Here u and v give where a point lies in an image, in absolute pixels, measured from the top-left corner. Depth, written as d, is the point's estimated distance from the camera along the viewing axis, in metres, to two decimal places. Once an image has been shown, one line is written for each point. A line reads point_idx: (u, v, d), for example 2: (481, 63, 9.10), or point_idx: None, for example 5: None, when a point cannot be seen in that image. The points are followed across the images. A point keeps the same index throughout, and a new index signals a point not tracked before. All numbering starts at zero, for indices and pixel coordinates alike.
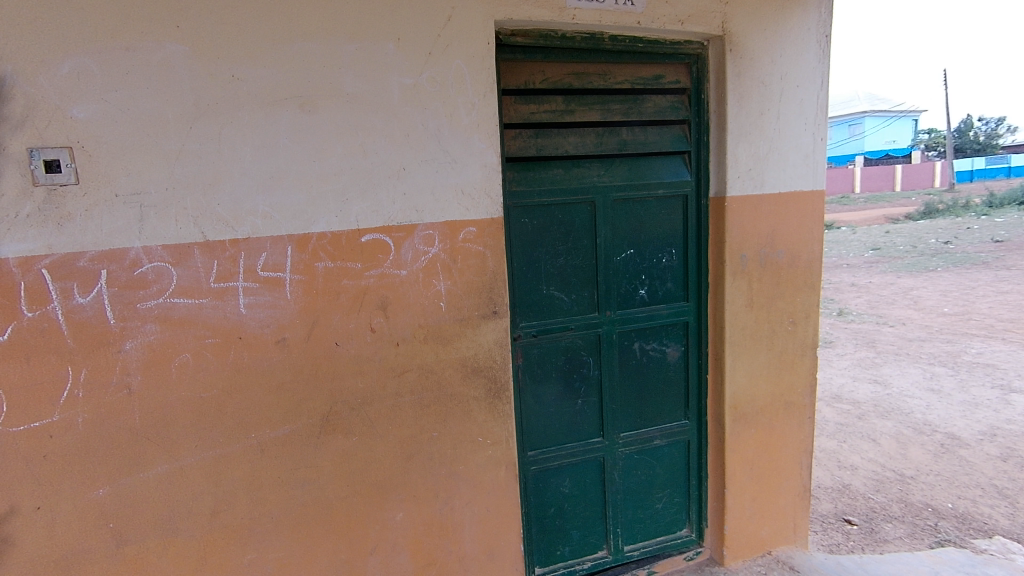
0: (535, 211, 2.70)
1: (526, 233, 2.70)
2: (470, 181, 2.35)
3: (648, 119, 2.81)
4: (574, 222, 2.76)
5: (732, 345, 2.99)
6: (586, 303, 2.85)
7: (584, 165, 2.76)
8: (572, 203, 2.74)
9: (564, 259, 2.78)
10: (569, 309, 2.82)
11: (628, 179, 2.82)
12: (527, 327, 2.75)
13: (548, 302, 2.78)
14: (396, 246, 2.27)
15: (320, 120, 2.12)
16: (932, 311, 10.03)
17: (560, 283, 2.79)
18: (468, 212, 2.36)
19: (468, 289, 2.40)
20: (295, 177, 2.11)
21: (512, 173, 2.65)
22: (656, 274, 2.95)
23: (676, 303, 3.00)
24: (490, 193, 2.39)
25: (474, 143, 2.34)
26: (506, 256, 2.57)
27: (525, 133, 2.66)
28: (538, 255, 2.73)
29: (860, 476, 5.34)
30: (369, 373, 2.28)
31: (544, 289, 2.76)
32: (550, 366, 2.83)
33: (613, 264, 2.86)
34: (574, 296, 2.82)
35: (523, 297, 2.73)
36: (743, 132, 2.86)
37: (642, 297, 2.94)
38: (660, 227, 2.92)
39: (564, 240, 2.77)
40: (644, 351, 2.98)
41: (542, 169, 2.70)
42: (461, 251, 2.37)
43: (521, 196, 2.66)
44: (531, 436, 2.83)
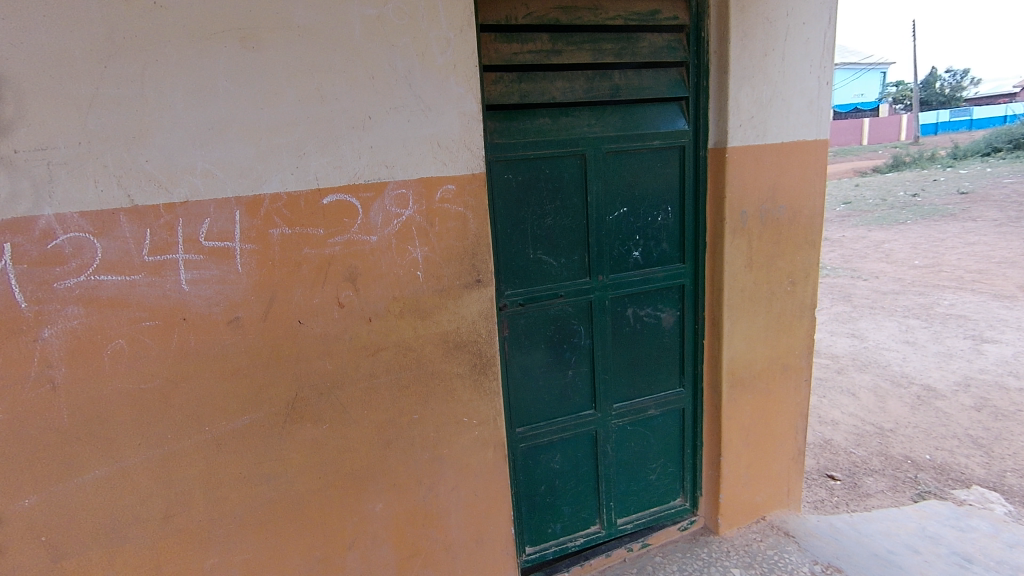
0: (519, 166, 2.42)
1: (510, 191, 2.42)
2: (447, 132, 2.05)
3: (643, 62, 2.52)
4: (562, 178, 2.50)
5: (730, 309, 2.82)
6: (576, 267, 2.61)
7: (572, 113, 2.48)
8: (560, 157, 2.47)
9: (552, 220, 2.52)
10: (557, 275, 2.59)
11: (622, 129, 2.56)
12: (512, 295, 2.51)
13: (535, 268, 2.54)
14: (364, 208, 1.97)
15: (266, 58, 1.76)
16: (904, 263, 10.14)
17: (547, 246, 2.54)
18: (446, 168, 2.07)
19: (448, 255, 2.13)
20: (240, 128, 1.77)
21: (494, 123, 2.36)
22: (649, 234, 2.72)
23: (672, 266, 2.79)
24: (470, 145, 2.09)
25: (451, 87, 2.03)
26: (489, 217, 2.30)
27: (507, 78, 2.35)
28: (523, 215, 2.47)
29: (840, 431, 5.36)
30: (338, 354, 2.02)
31: (530, 253, 2.51)
32: (538, 337, 2.61)
33: (605, 225, 2.62)
34: (564, 261, 2.58)
35: (508, 262, 2.48)
36: (746, 75, 2.60)
37: (636, 259, 2.72)
38: (654, 184, 2.67)
39: (552, 199, 2.50)
40: (637, 317, 2.78)
41: (526, 118, 2.41)
42: (439, 212, 2.09)
43: (504, 149, 2.37)
44: (519, 411, 2.64)
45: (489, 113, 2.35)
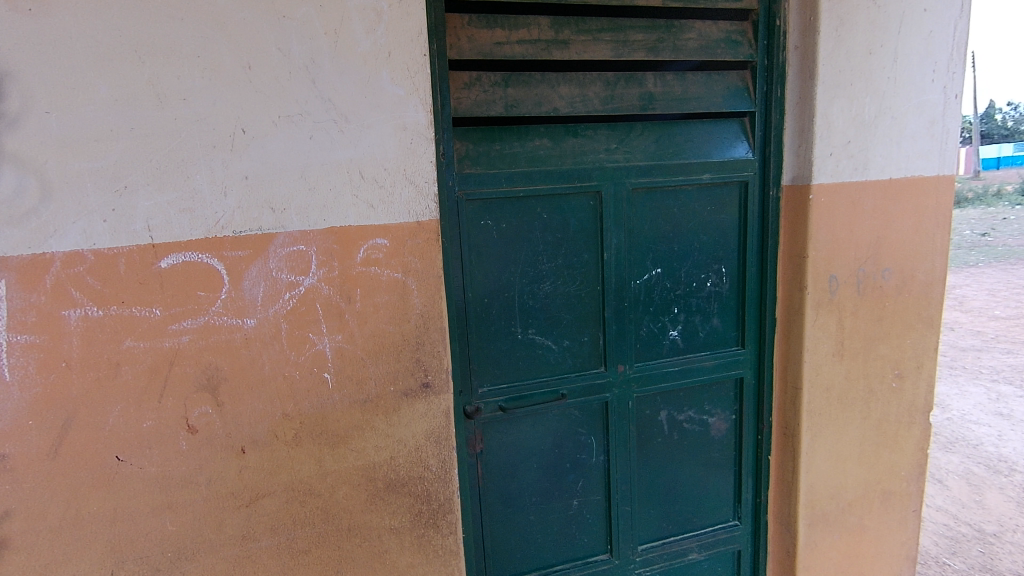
0: (501, 208, 1.65)
1: (487, 243, 1.66)
2: (375, 156, 1.31)
3: (689, 59, 1.75)
4: (566, 226, 1.73)
5: (810, 415, 1.95)
6: (585, 352, 1.81)
7: (583, 133, 1.71)
8: (563, 195, 1.70)
9: (550, 285, 1.75)
10: (556, 364, 1.79)
11: (655, 157, 1.77)
12: (489, 392, 1.72)
13: (523, 355, 1.75)
14: (232, 274, 1.23)
15: (56, 30, 1.08)
16: (982, 314, 8.88)
17: (542, 323, 1.76)
18: (373, 211, 1.32)
19: (377, 348, 1.37)
20: (8, 142, 1.08)
21: (465, 144, 1.61)
22: (693, 307, 1.90)
23: (725, 350, 1.96)
24: (413, 177, 1.34)
25: (382, 85, 1.29)
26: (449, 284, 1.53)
27: (488, 79, 1.60)
28: (506, 278, 1.70)
29: (928, 533, 4.28)
30: (186, 506, 1.27)
31: (516, 331, 1.73)
32: (527, 451, 1.81)
33: (629, 293, 1.82)
34: (568, 343, 1.79)
35: (484, 345, 1.70)
36: (841, 80, 1.78)
37: (672, 340, 1.90)
38: (701, 234, 1.87)
39: (551, 255, 1.73)
40: (673, 423, 1.95)
41: (514, 138, 1.65)
42: (360, 281, 1.33)
43: (478, 183, 1.61)
44: (498, 558, 1.82)
45: (458, 129, 1.60)
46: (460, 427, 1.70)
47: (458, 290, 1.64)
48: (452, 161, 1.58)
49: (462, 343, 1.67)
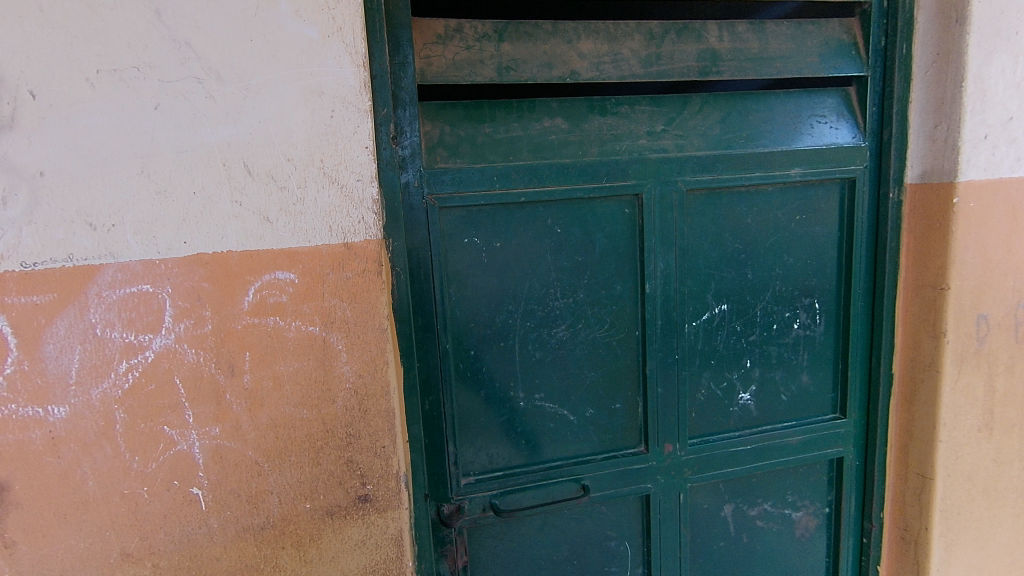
0: (493, 221, 1.14)
1: (474, 271, 1.15)
2: (272, 139, 0.80)
3: (771, 1, 1.20)
4: (590, 245, 1.20)
5: (944, 515, 1.35)
6: (615, 424, 1.28)
7: (615, 110, 1.18)
8: (584, 200, 1.17)
9: (567, 330, 1.22)
10: (574, 440, 1.26)
11: (720, 146, 1.22)
12: (478, 484, 1.20)
13: (528, 428, 1.23)
14: (24, 335, 0.75)
15: None
16: None
17: (555, 383, 1.23)
18: (271, 228, 0.81)
19: (281, 445, 0.86)
20: None
21: (440, 125, 1.10)
22: (772, 356, 1.34)
23: (816, 417, 1.39)
24: (334, 171, 0.83)
25: (279, 21, 0.78)
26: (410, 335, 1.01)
27: (473, 30, 1.09)
28: (501, 320, 1.18)
29: None
30: None
31: (517, 395, 1.21)
32: (533, 563, 1.27)
33: (682, 340, 1.27)
34: (592, 412, 1.26)
35: (469, 417, 1.19)
36: (1003, 27, 1.20)
37: (743, 404, 1.34)
38: (787, 256, 1.31)
39: (569, 288, 1.21)
40: (742, 518, 1.38)
41: (514, 117, 1.13)
42: (249, 342, 0.83)
43: (458, 182, 1.10)
44: None
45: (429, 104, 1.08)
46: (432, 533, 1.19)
47: (431, 339, 1.13)
48: (419, 150, 1.07)
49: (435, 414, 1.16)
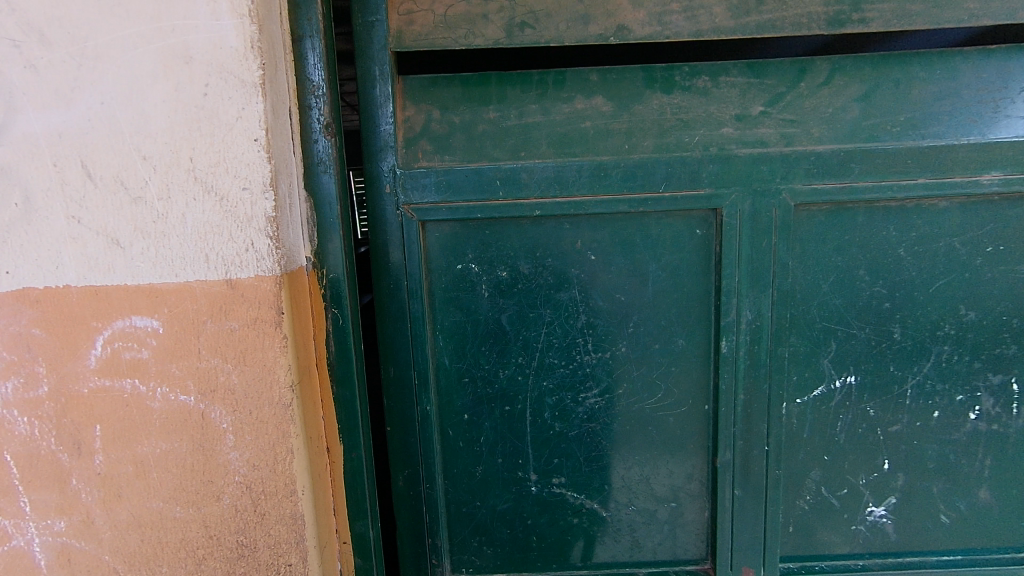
0: (501, 250, 0.86)
1: (475, 313, 0.88)
2: (116, 127, 0.55)
3: None
4: (640, 286, 0.88)
5: None
6: (667, 526, 0.95)
7: (687, 85, 0.83)
8: (633, 217, 0.86)
9: (600, 396, 0.91)
10: (601, 541, 0.96)
11: (856, 136, 0.83)
12: None
13: (534, 519, 0.95)
14: None
15: None
16: None
17: (580, 463, 0.93)
18: (120, 255, 0.57)
19: (148, 552, 0.63)
20: None
21: (428, 109, 0.84)
22: (923, 458, 0.92)
23: (990, 550, 0.94)
24: (206, 173, 0.56)
25: None
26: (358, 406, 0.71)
27: None
28: (507, 378, 0.90)
29: None
30: None
31: (526, 474, 0.94)
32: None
33: (775, 424, 0.90)
34: (634, 510, 0.95)
35: (468, 497, 0.94)
36: None
37: (873, 523, 0.94)
38: (949, 308, 0.87)
39: (605, 342, 0.89)
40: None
41: (532, 96, 0.83)
42: (98, 413, 0.60)
43: (447, 188, 0.83)
44: None
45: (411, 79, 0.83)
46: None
47: (407, 400, 0.89)
48: (395, 144, 0.83)
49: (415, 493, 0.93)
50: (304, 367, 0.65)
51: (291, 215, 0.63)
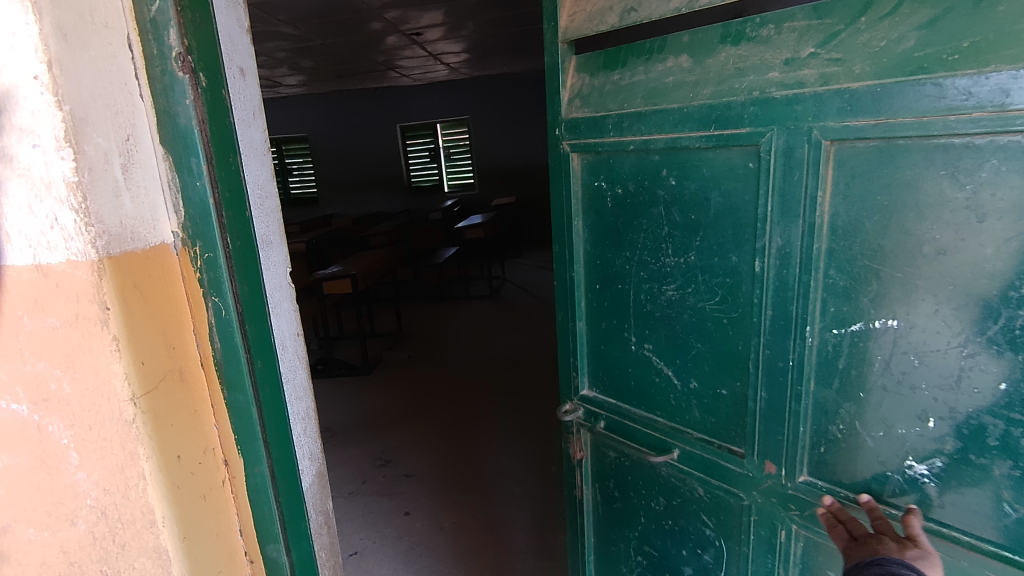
0: (621, 171, 1.47)
1: (616, 219, 1.52)
2: (67, 98, 0.86)
3: None
4: (710, 213, 1.31)
5: None
6: (708, 397, 1.43)
7: (754, 35, 1.16)
8: (704, 152, 1.29)
9: (676, 289, 1.42)
10: (672, 369, 1.49)
11: (903, 68, 0.98)
12: (597, 399, 1.74)
13: (638, 340, 1.56)
14: None
15: None
16: None
17: (661, 337, 1.49)
18: (100, 197, 0.91)
19: (51, 471, 0.97)
20: None
21: (584, 79, 1.51)
22: (937, 351, 1.06)
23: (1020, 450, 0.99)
24: (43, 169, 0.86)
25: None
26: (583, 254, 1.64)
27: None
28: (621, 264, 1.54)
29: None
30: None
31: (639, 331, 1.55)
32: (636, 440, 1.65)
33: (811, 331, 1.20)
34: (697, 375, 1.44)
35: (602, 334, 1.66)
36: None
37: (914, 476, 1.13)
38: (972, 214, 0.98)
39: (683, 253, 1.38)
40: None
41: (663, 55, 1.32)
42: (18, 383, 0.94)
43: (585, 128, 1.51)
44: (602, 541, 1.90)
45: (598, 63, 1.47)
46: (563, 384, 1.85)
47: (568, 266, 1.69)
48: (563, 103, 1.57)
49: (576, 306, 1.70)
50: (157, 323, 1.00)
51: (99, 176, 0.91)
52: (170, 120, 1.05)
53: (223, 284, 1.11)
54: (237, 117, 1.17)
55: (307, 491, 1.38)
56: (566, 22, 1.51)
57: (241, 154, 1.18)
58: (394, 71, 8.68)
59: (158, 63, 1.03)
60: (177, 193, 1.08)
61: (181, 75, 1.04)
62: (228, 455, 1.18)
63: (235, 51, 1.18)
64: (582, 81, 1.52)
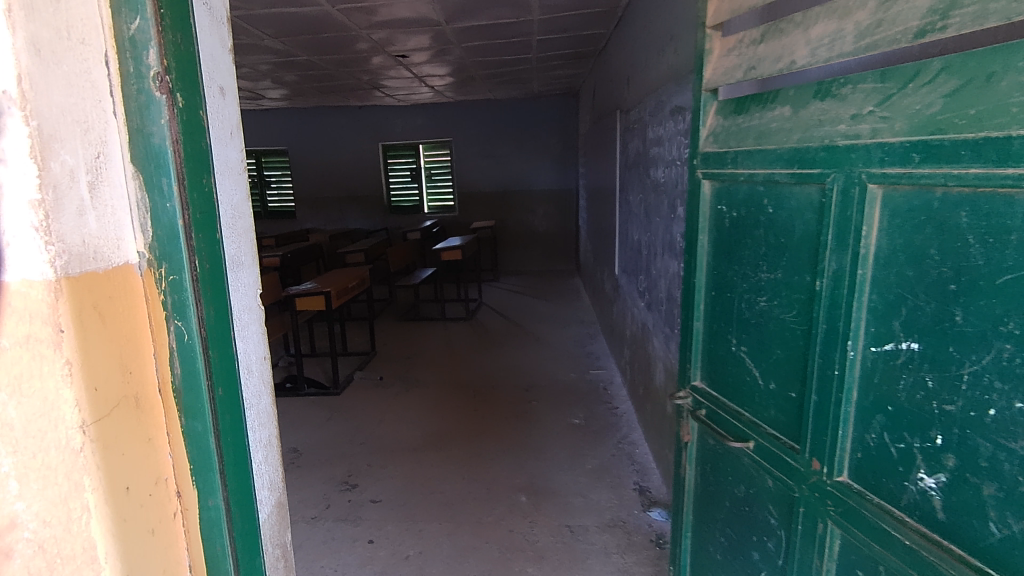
0: (736, 197, 1.71)
1: (729, 236, 1.76)
2: (37, 114, 0.86)
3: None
4: (793, 233, 1.48)
5: None
6: (777, 397, 1.60)
7: (836, 93, 1.29)
8: (791, 185, 1.46)
9: (765, 301, 1.61)
10: (758, 372, 1.67)
11: (927, 128, 1.08)
12: (701, 389, 1.99)
13: (736, 342, 1.76)
14: None
15: None
16: None
17: (751, 342, 1.69)
18: (65, 216, 0.91)
19: None
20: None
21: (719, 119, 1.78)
22: (948, 376, 1.10)
23: (1005, 473, 1.02)
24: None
25: None
26: (707, 264, 1.90)
27: (750, 38, 1.59)
28: (729, 274, 1.77)
29: None
30: None
31: (736, 333, 1.76)
32: (727, 430, 1.83)
33: (854, 346, 1.29)
34: (777, 382, 1.59)
35: (713, 335, 1.91)
36: None
37: (925, 488, 1.17)
38: (984, 251, 1.02)
39: (773, 268, 1.56)
40: (889, 525, 1.24)
41: (774, 104, 1.50)
42: None
43: (711, 160, 1.80)
44: (700, 521, 2.08)
45: (730, 108, 1.71)
46: (679, 374, 2.11)
47: (692, 273, 1.98)
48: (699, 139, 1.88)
49: (694, 306, 1.97)
50: (114, 346, 1.00)
51: (61, 197, 0.91)
52: (144, 139, 1.05)
53: (187, 305, 1.11)
54: (213, 136, 1.19)
55: (262, 520, 1.37)
56: (710, 73, 1.78)
57: (216, 174, 1.21)
58: (380, 89, 8.72)
59: (135, 82, 1.03)
60: (146, 213, 1.08)
61: (159, 95, 1.05)
62: (180, 483, 1.16)
63: (217, 70, 1.22)
64: (717, 122, 1.78)
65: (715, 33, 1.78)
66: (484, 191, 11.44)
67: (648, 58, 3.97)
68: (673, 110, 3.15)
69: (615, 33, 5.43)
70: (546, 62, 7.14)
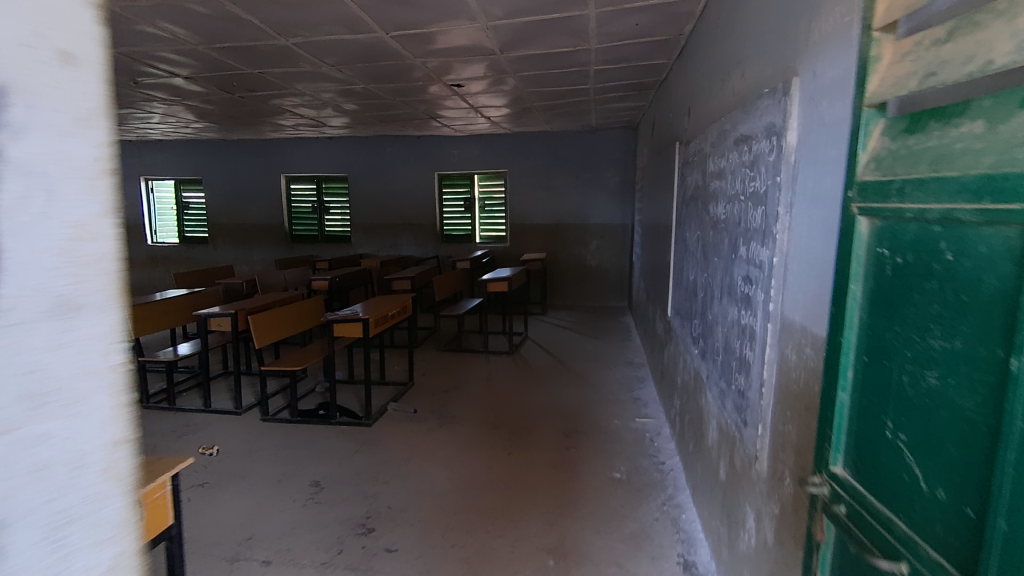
0: (904, 233, 1.25)
1: (892, 285, 1.29)
2: None
3: None
4: (982, 287, 1.00)
5: None
6: (946, 519, 1.09)
7: None
8: (981, 219, 1.00)
9: (938, 379, 1.11)
10: (923, 477, 1.16)
11: None
12: (843, 482, 1.47)
13: (893, 427, 1.27)
14: None
15: None
16: None
17: (917, 433, 1.18)
18: None
19: None
20: None
21: (888, 140, 1.35)
22: None
23: None
24: None
25: None
26: (859, 320, 1.43)
27: (931, 37, 1.18)
28: (891, 335, 1.29)
29: None
30: None
31: (898, 416, 1.26)
32: (875, 552, 1.30)
33: None
34: (951, 496, 1.08)
35: (864, 414, 1.40)
36: None
37: None
38: None
39: (954, 335, 1.07)
40: None
41: (960, 123, 1.10)
42: None
43: (871, 188, 1.37)
44: None
45: (902, 126, 1.29)
46: (817, 455, 1.61)
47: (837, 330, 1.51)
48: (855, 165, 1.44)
49: (841, 371, 1.48)
50: None
51: None
52: None
53: None
54: None
55: None
56: (873, 85, 1.35)
57: None
58: (437, 119, 8.78)
59: None
60: None
61: None
62: None
63: (56, 25, 0.80)
64: (884, 143, 1.35)
65: (879, 38, 1.36)
66: (537, 223, 11.27)
67: (711, 86, 3.66)
68: (738, 139, 2.82)
69: (677, 63, 5.17)
70: (604, 94, 6.95)
